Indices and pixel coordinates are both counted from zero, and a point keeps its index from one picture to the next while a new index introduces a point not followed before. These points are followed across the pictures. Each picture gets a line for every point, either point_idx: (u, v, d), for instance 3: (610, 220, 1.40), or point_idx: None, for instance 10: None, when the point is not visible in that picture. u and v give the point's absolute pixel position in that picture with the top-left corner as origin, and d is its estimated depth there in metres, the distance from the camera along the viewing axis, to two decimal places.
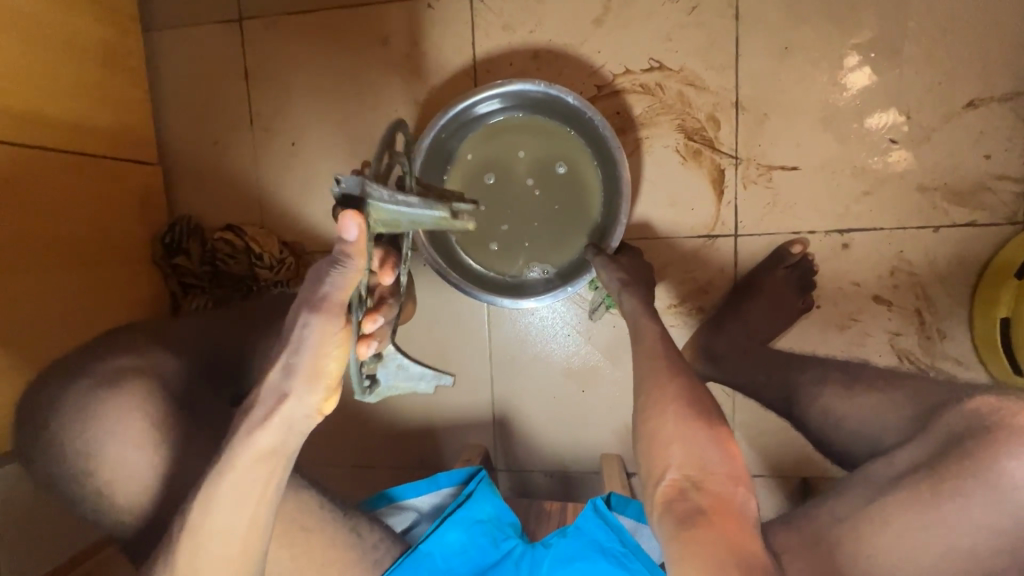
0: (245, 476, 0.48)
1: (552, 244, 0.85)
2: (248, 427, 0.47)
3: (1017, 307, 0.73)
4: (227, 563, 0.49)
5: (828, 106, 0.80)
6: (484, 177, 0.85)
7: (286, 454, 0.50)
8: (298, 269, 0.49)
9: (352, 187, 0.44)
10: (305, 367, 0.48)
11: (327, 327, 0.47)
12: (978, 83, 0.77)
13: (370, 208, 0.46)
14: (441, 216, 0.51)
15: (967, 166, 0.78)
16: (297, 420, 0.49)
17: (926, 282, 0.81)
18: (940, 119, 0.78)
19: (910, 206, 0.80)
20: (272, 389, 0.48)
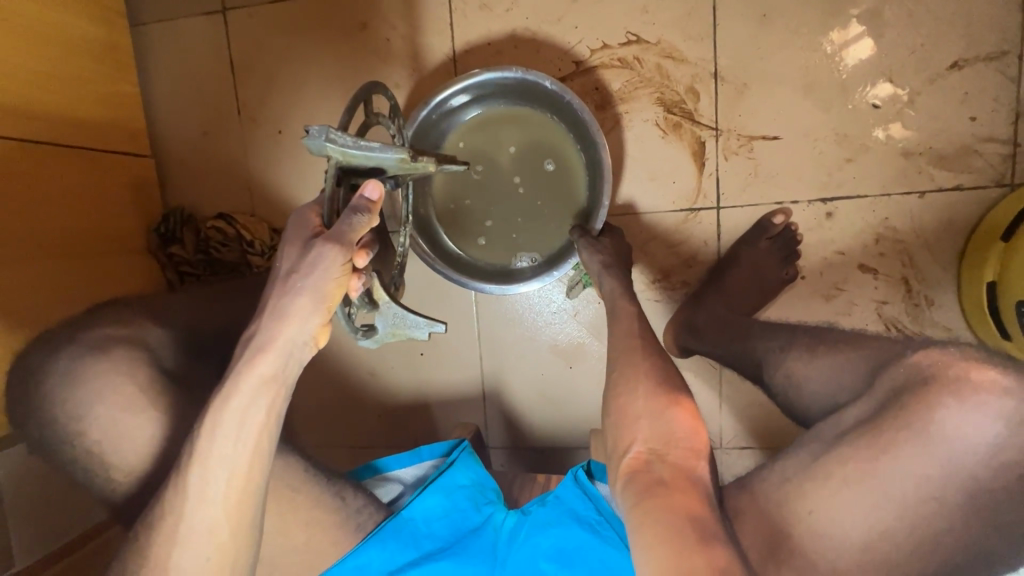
0: (244, 402, 0.50)
1: (538, 231, 0.85)
2: (253, 351, 0.51)
3: (1003, 271, 0.72)
4: (221, 504, 0.49)
5: (809, 73, 0.79)
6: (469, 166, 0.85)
7: (286, 384, 0.52)
8: (295, 215, 0.56)
9: (313, 131, 0.48)
10: (313, 290, 0.51)
11: (332, 249, 0.50)
12: (962, 43, 0.75)
13: (332, 151, 0.49)
14: (401, 158, 0.51)
15: (952, 129, 0.77)
16: (298, 346, 0.52)
17: (913, 249, 0.80)
18: (923, 81, 0.77)
19: (894, 172, 0.79)
20: (271, 317, 0.51)
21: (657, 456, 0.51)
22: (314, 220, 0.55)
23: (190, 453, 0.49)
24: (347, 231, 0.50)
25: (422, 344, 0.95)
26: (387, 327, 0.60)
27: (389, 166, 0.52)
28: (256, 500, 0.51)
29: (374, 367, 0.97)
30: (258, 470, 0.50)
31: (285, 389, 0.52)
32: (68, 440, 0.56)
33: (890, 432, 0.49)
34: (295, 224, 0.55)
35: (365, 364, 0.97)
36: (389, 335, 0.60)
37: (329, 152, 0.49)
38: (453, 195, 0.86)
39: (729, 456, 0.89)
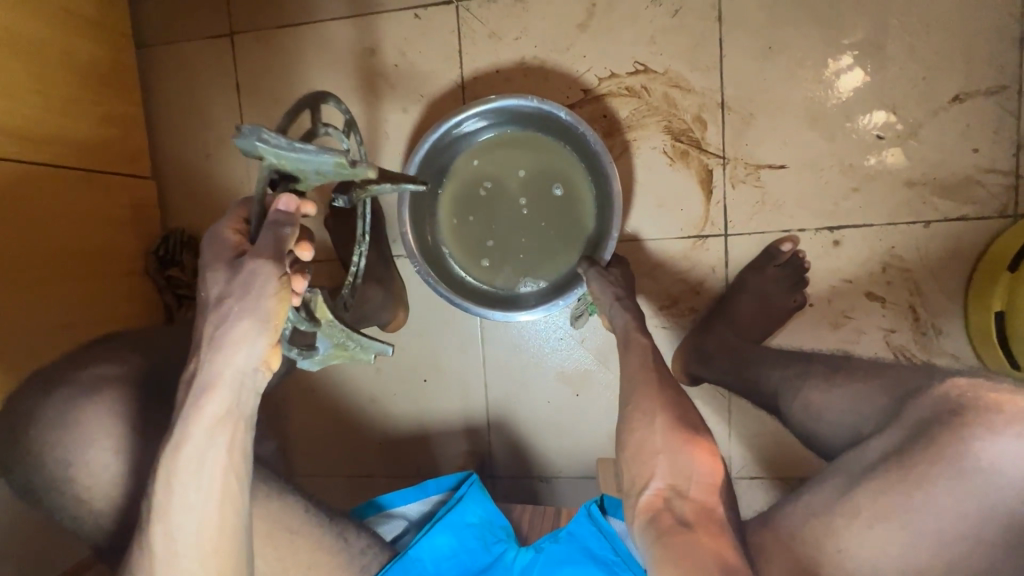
0: (203, 439, 0.46)
1: (543, 258, 0.84)
2: (196, 390, 0.45)
3: (1010, 301, 0.72)
4: (197, 550, 0.47)
5: (814, 104, 0.80)
6: (475, 189, 0.84)
7: (245, 416, 0.47)
8: (205, 237, 0.49)
9: (245, 131, 0.42)
10: (253, 316, 0.45)
11: (267, 267, 0.44)
12: (963, 77, 0.77)
13: (266, 151, 0.43)
14: (340, 163, 0.45)
15: (955, 160, 0.78)
16: (248, 376, 0.46)
17: (919, 279, 0.81)
18: (926, 114, 0.78)
19: (900, 202, 0.80)
20: (213, 345, 0.45)
21: (677, 493, 0.50)
22: (231, 234, 0.49)
23: (156, 503, 0.47)
24: (279, 245, 0.45)
25: (424, 371, 0.94)
26: (329, 347, 0.55)
27: (325, 173, 0.46)
28: (240, 534, 0.49)
29: (375, 393, 0.95)
30: (233, 504, 0.48)
31: (246, 421, 0.48)
32: (62, 476, 0.53)
33: (921, 464, 0.48)
34: (205, 249, 0.49)
35: (366, 390, 0.95)
36: (332, 356, 0.55)
37: (262, 152, 0.44)
38: (457, 217, 0.85)
39: (740, 487, 0.88)
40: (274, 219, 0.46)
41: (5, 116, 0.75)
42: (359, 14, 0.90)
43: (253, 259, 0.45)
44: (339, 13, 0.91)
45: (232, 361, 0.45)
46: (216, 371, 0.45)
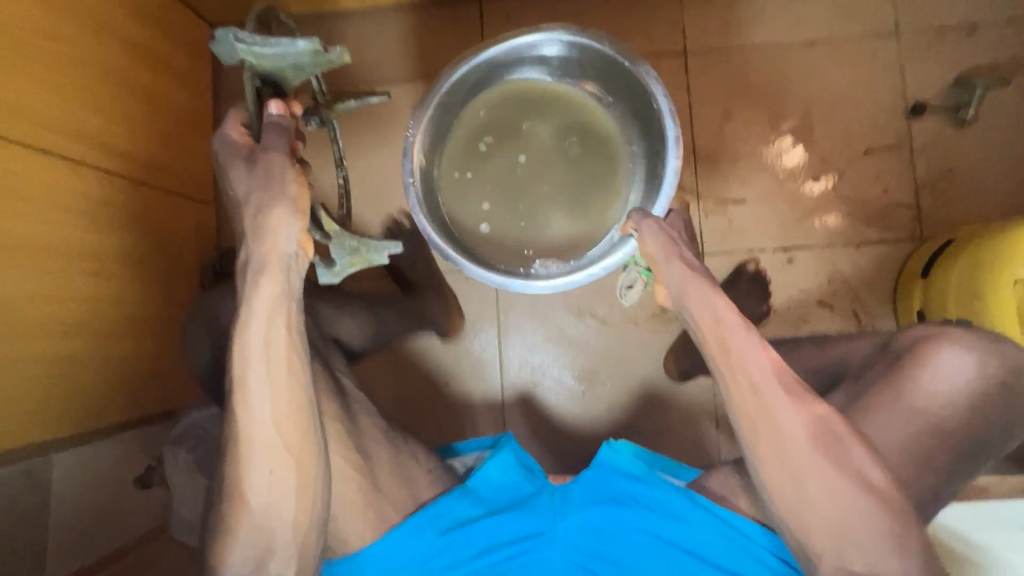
0: (268, 317, 0.58)
1: (584, 194, 0.97)
2: (253, 273, 0.58)
3: (926, 300, 0.92)
4: (272, 414, 0.58)
5: (763, 154, 1.04)
6: (479, 149, 0.97)
7: (291, 296, 0.59)
8: (217, 142, 0.61)
9: (220, 35, 0.54)
10: (283, 201, 0.57)
11: (280, 159, 0.57)
12: (870, 137, 1.02)
13: (243, 51, 0.55)
14: (312, 49, 0.56)
15: (872, 197, 1.01)
16: (290, 259, 0.58)
17: (859, 289, 1.00)
18: (846, 163, 1.02)
19: (835, 229, 1.02)
20: (262, 234, 0.58)
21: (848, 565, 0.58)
22: (237, 139, 0.61)
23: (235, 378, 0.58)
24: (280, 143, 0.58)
25: (447, 374, 1.05)
26: (345, 258, 0.70)
27: (301, 64, 0.58)
28: (306, 400, 0.61)
29: (403, 395, 1.05)
30: (297, 370, 0.60)
31: (294, 300, 0.60)
32: None
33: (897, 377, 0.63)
34: (220, 147, 0.61)
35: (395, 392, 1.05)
36: (349, 263, 0.70)
37: (241, 54, 0.55)
38: (478, 186, 0.96)
39: None
40: (272, 120, 0.59)
41: (121, 141, 0.90)
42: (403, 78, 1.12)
43: (269, 157, 0.57)
44: (386, 76, 1.12)
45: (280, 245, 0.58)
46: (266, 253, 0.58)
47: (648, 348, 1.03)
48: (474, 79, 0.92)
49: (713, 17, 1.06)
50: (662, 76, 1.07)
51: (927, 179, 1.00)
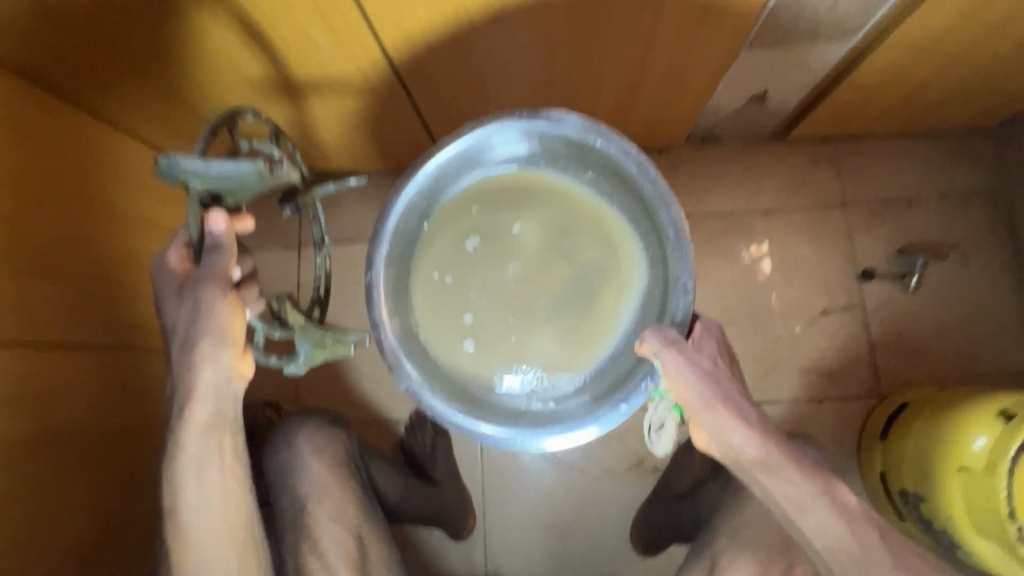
0: (199, 444, 0.62)
1: (574, 292, 0.87)
2: (183, 403, 0.61)
3: (886, 464, 0.97)
4: (210, 525, 0.65)
5: (729, 311, 1.12)
6: (454, 255, 0.85)
7: (228, 417, 0.64)
8: (157, 268, 0.66)
9: (163, 162, 0.55)
10: (215, 331, 0.59)
11: (211, 291, 0.59)
12: (826, 298, 1.10)
13: (187, 176, 0.56)
14: (259, 170, 0.57)
15: (831, 355, 1.08)
16: (221, 386, 0.61)
17: (824, 443, 1.05)
18: (806, 322, 1.10)
19: (799, 384, 1.08)
20: (186, 367, 0.60)
21: None
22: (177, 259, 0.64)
23: (172, 497, 0.63)
24: (215, 270, 0.60)
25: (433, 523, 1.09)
26: (310, 349, 0.67)
27: (247, 183, 0.59)
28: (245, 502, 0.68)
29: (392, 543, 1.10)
30: (234, 478, 0.66)
31: (230, 420, 0.64)
32: None
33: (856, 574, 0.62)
34: (162, 275, 0.65)
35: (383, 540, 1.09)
36: (313, 355, 0.67)
37: (186, 178, 0.56)
38: (454, 306, 0.84)
39: None
40: (218, 241, 0.60)
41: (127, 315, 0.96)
42: None
43: (205, 289, 0.60)
44: None
45: (207, 378, 0.60)
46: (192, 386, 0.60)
47: (626, 500, 1.07)
48: (427, 200, 0.82)
49: (678, 184, 1.17)
50: None
51: (881, 339, 1.07)
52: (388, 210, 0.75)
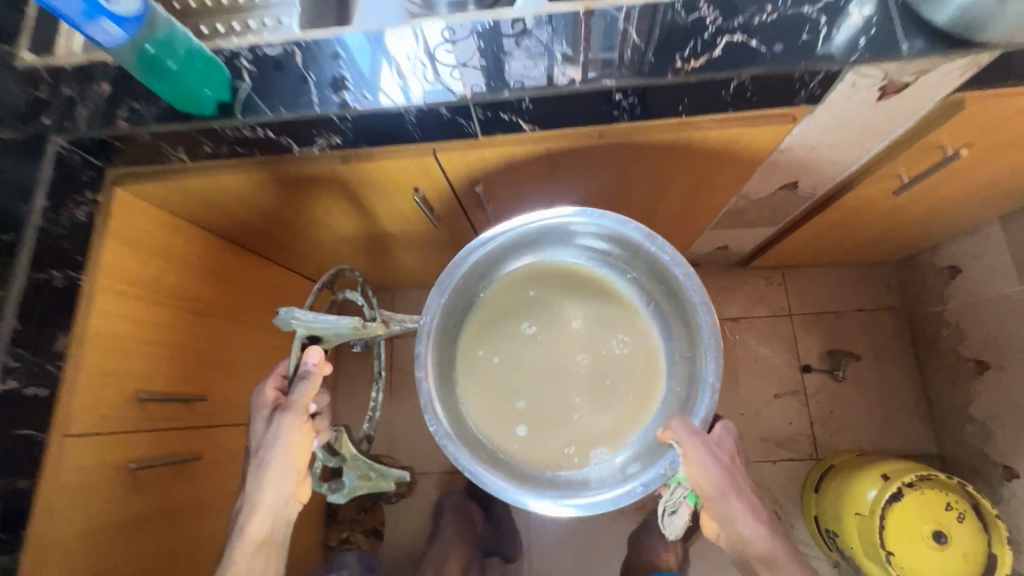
0: (248, 564, 0.79)
1: (617, 382, 0.99)
2: (242, 525, 0.79)
3: (816, 510, 1.36)
4: None
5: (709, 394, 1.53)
6: (508, 332, 0.99)
7: (274, 537, 0.82)
8: (255, 395, 0.86)
9: (284, 313, 0.82)
10: (283, 455, 0.81)
11: (288, 418, 0.81)
12: (779, 386, 1.52)
13: (298, 324, 0.82)
14: (352, 324, 0.83)
15: (783, 428, 1.49)
16: (277, 506, 0.81)
17: (777, 495, 1.45)
18: (764, 403, 1.51)
19: (760, 450, 1.48)
20: (253, 494, 0.80)
21: None
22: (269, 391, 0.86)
23: None
24: (294, 400, 0.81)
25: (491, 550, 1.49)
26: (355, 479, 0.89)
27: (340, 331, 0.84)
28: None
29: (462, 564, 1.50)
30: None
31: (275, 541, 0.83)
32: None
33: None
34: (258, 401, 0.86)
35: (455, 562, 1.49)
36: (358, 484, 0.89)
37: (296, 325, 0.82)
38: (508, 381, 0.98)
39: None
40: (307, 373, 0.83)
41: None
42: None
43: (284, 417, 0.81)
44: None
45: (269, 503, 0.80)
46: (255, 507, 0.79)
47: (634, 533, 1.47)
48: (489, 260, 0.97)
49: None
50: None
51: (818, 417, 1.49)
52: (454, 270, 0.92)
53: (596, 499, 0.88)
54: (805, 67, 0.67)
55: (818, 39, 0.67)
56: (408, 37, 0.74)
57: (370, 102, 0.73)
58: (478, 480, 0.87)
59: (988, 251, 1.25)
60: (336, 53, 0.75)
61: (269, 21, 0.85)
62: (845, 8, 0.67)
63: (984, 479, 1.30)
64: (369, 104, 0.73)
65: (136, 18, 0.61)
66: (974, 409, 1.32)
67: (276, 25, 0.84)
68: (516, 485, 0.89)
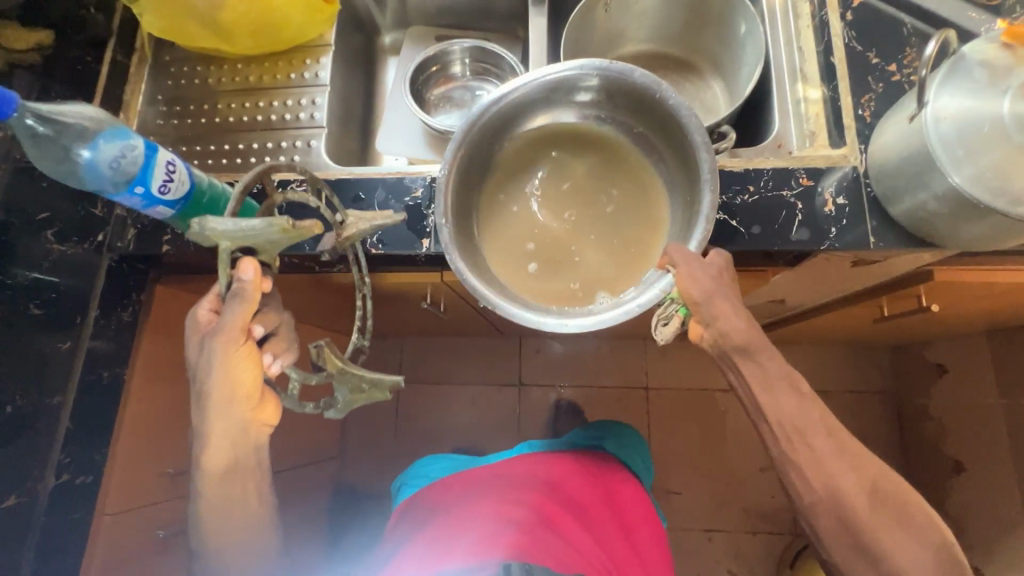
0: (223, 491, 0.75)
1: (630, 231, 0.83)
2: (201, 465, 0.74)
3: None
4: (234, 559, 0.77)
5: (696, 461, 1.60)
6: (519, 183, 0.86)
7: (245, 464, 0.76)
8: (187, 320, 0.72)
9: (194, 226, 0.56)
10: (224, 380, 0.69)
11: (219, 342, 0.66)
12: (765, 458, 1.58)
13: (216, 237, 0.57)
14: (282, 227, 0.57)
15: (765, 500, 1.56)
16: (238, 432, 0.73)
17: (753, 563, 1.52)
18: (750, 474, 1.58)
19: (742, 520, 1.55)
20: (202, 425, 0.72)
21: None
22: (203, 313, 0.72)
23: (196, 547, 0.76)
24: (225, 323, 0.66)
25: None
26: (348, 392, 0.76)
27: (276, 241, 0.59)
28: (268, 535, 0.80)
29: None
30: (257, 513, 0.79)
31: (250, 466, 0.77)
32: None
33: None
34: (190, 325, 0.72)
35: None
36: (351, 398, 0.77)
37: (214, 238, 0.57)
38: (519, 226, 0.84)
39: None
40: (242, 288, 0.64)
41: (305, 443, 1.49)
42: (468, 381, 1.73)
43: (215, 341, 0.66)
44: (456, 378, 1.74)
45: (222, 431, 0.72)
46: (205, 438, 0.72)
47: None
48: (506, 118, 0.82)
49: (666, 366, 1.67)
50: (634, 401, 1.66)
51: None
52: (471, 116, 0.78)
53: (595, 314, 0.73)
54: (777, 250, 0.73)
55: (793, 225, 0.73)
56: (422, 188, 0.83)
57: (384, 245, 0.81)
58: (492, 304, 0.73)
59: (975, 357, 1.28)
60: (357, 197, 0.83)
61: (300, 142, 0.96)
62: (822, 195, 0.74)
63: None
64: (383, 246, 0.81)
65: (182, 196, 0.66)
66: (951, 503, 1.35)
67: (307, 148, 0.95)
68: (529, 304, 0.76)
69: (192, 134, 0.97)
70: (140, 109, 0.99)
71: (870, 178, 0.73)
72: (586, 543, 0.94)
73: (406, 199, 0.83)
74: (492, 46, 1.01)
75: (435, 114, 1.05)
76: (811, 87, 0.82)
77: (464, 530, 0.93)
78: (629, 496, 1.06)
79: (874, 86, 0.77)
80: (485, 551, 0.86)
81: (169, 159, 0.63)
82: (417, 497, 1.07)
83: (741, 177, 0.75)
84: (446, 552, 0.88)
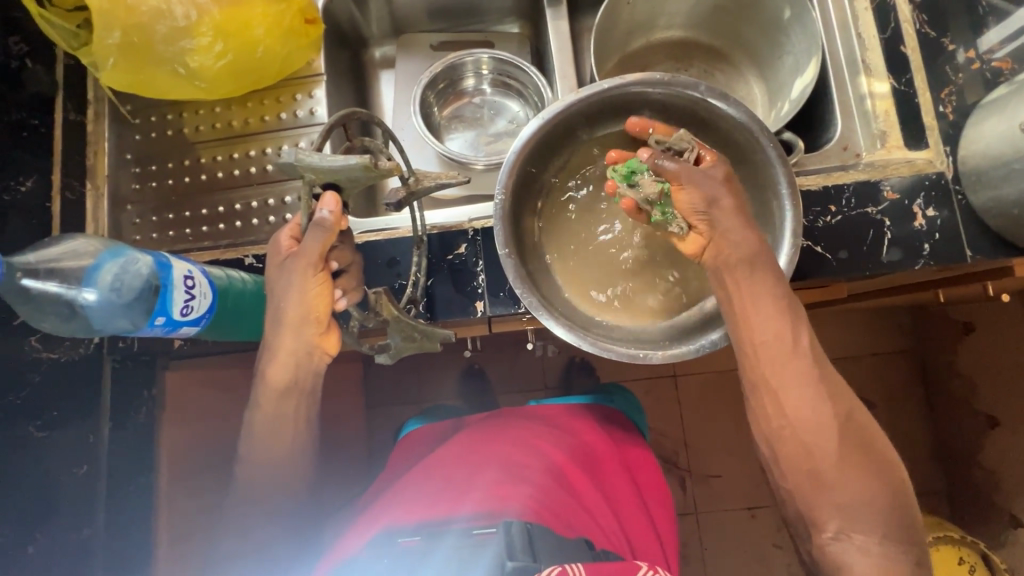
0: (278, 406, 0.65)
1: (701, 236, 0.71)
2: (262, 378, 0.64)
3: None
4: (266, 528, 0.65)
5: (736, 440, 1.45)
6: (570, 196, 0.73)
7: (305, 392, 0.66)
8: (269, 245, 0.64)
9: (285, 153, 0.54)
10: (298, 309, 0.61)
11: (304, 268, 0.59)
12: None
13: (303, 167, 0.54)
14: (364, 164, 0.53)
15: None
16: (303, 352, 0.63)
17: None
18: None
19: None
20: (271, 334, 0.63)
21: None
22: (286, 242, 0.63)
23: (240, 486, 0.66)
24: (313, 247, 0.58)
25: None
26: (399, 341, 0.66)
27: (355, 177, 0.55)
28: (294, 501, 0.67)
29: None
30: (301, 452, 0.67)
31: (308, 395, 0.66)
32: None
33: None
34: (272, 249, 0.64)
35: None
36: (402, 348, 0.66)
37: (301, 169, 0.55)
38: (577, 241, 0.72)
39: None
40: (322, 220, 0.57)
41: None
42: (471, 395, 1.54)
43: (300, 260, 0.59)
44: (450, 393, 1.36)
45: (290, 346, 0.63)
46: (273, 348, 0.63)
47: None
48: (552, 135, 0.68)
49: None
50: None
51: None
52: (517, 142, 0.63)
53: (661, 350, 0.63)
54: (870, 273, 0.69)
55: (883, 245, 0.69)
56: (465, 243, 0.75)
57: (434, 316, 0.74)
58: (537, 313, 0.62)
59: None
60: (391, 261, 0.76)
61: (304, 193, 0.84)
62: (910, 208, 0.69)
63: (990, 521, 1.26)
64: (433, 314, 0.74)
65: (205, 309, 0.59)
66: None
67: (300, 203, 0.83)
68: (608, 335, 0.67)
69: (175, 197, 0.84)
70: (109, 173, 0.84)
71: (962, 186, 0.68)
72: (608, 517, 0.69)
73: (449, 258, 0.74)
74: (510, 56, 0.88)
75: (448, 136, 0.94)
76: (876, 80, 0.74)
77: (484, 465, 0.72)
78: (644, 460, 0.80)
79: (953, 77, 0.72)
80: (504, 497, 0.66)
81: (186, 271, 0.57)
82: (419, 442, 0.82)
83: (822, 197, 0.70)
84: (461, 492, 0.68)
